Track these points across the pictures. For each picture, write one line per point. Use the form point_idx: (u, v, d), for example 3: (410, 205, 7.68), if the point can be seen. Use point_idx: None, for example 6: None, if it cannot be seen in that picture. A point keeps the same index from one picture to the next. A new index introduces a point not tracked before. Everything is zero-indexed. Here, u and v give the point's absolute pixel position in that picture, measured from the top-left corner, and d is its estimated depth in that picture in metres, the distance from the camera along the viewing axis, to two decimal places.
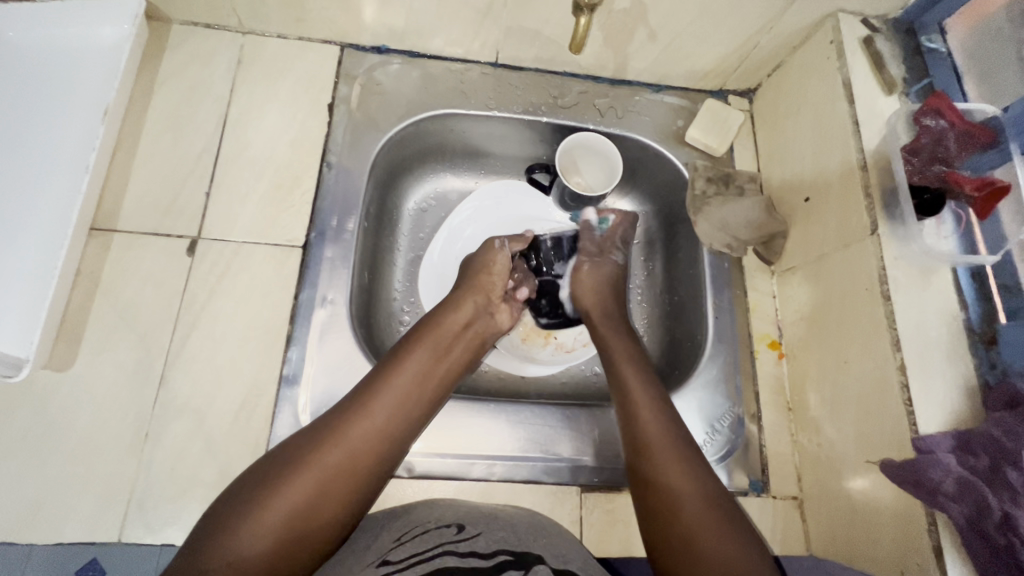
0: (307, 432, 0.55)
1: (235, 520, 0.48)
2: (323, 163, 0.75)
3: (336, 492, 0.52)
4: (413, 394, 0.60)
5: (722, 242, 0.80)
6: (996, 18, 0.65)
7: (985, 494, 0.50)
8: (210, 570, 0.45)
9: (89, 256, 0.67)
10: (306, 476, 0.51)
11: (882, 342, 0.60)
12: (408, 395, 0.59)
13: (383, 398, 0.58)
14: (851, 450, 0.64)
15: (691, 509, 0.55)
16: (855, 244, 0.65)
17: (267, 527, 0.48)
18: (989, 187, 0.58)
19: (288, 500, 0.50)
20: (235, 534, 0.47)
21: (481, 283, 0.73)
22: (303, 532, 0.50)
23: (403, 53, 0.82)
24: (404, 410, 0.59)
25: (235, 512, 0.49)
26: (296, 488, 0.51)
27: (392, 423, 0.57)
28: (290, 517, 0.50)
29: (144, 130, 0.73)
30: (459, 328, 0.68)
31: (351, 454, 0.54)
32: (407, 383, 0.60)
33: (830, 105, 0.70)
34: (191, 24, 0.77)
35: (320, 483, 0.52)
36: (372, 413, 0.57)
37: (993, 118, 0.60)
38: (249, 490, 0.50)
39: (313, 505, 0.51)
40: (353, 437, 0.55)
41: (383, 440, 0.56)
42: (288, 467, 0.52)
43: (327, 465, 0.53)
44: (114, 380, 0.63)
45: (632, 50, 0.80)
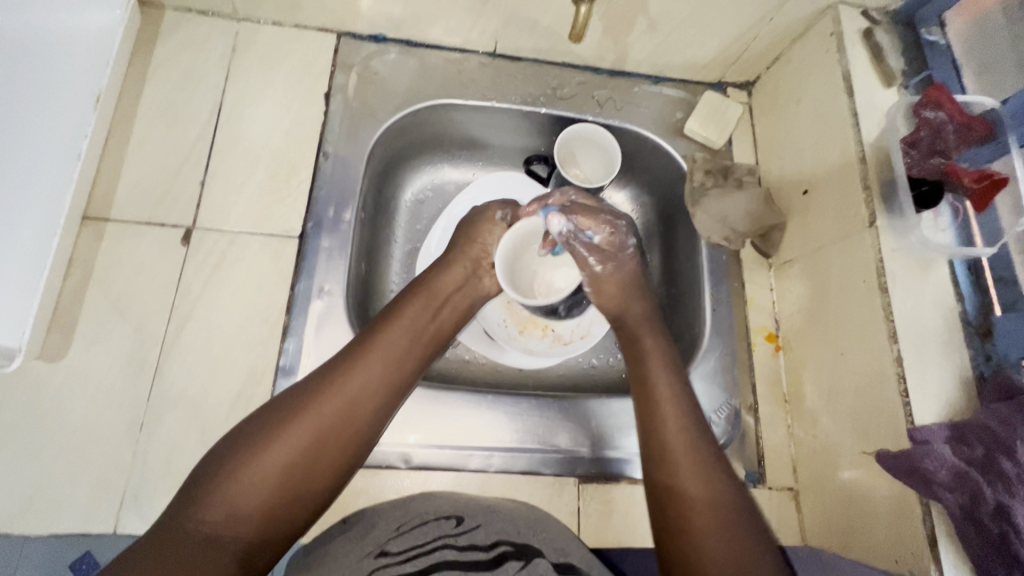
0: (296, 390, 0.54)
1: (229, 473, 0.49)
2: (320, 153, 0.74)
3: (329, 447, 0.52)
4: (405, 347, 0.60)
5: (719, 234, 0.80)
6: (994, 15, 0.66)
7: (979, 483, 0.50)
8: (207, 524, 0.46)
9: (83, 245, 0.66)
10: (296, 431, 0.51)
11: (879, 334, 0.60)
12: (400, 348, 0.59)
13: (372, 357, 0.57)
14: (847, 441, 0.64)
15: (707, 523, 0.52)
16: (853, 236, 0.65)
17: (261, 481, 0.49)
18: (988, 178, 0.57)
19: (282, 454, 0.50)
20: (229, 488, 0.48)
21: (470, 245, 0.70)
22: (298, 486, 0.50)
23: (401, 42, 0.81)
24: (395, 369, 0.58)
25: (228, 466, 0.49)
26: (288, 443, 0.50)
27: (383, 381, 0.57)
28: (285, 471, 0.50)
29: (137, 117, 0.72)
30: (450, 291, 0.66)
31: (343, 411, 0.54)
32: (396, 344, 0.59)
33: (829, 97, 0.70)
34: (184, 11, 0.75)
35: (313, 438, 0.51)
36: (365, 365, 0.56)
37: (991, 111, 0.60)
38: (240, 444, 0.50)
39: (307, 459, 0.51)
40: (343, 394, 0.54)
41: (373, 398, 0.56)
42: (280, 422, 0.52)
43: (320, 416, 0.52)
44: (109, 371, 0.62)
45: (631, 40, 0.79)
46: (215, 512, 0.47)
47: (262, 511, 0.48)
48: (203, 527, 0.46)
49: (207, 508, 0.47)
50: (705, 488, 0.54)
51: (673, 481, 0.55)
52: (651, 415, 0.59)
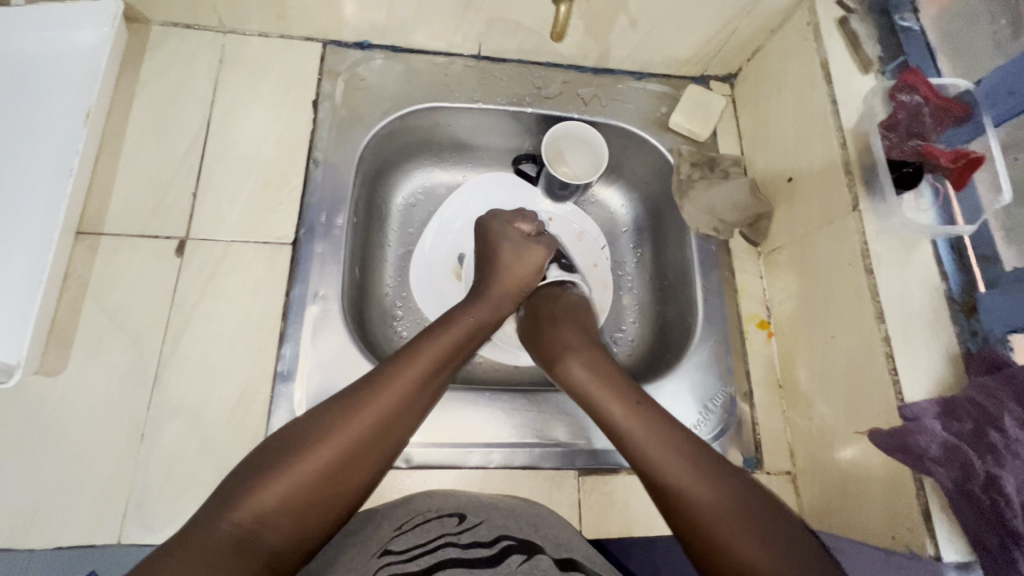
0: (328, 407, 0.55)
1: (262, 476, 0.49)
2: (310, 160, 0.75)
3: (361, 461, 0.53)
4: (436, 369, 0.60)
5: (708, 225, 0.81)
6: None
7: (969, 455, 0.51)
8: (234, 522, 0.47)
9: (77, 260, 0.66)
10: (331, 446, 0.52)
11: (867, 314, 0.61)
12: (431, 370, 0.60)
13: (406, 375, 0.58)
14: (841, 423, 0.65)
15: (716, 518, 0.51)
16: (838, 220, 0.66)
17: (294, 488, 0.49)
18: (963, 158, 0.60)
19: (314, 462, 0.51)
20: (256, 493, 0.48)
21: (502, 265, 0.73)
22: (328, 497, 0.51)
23: (386, 48, 0.82)
24: (425, 388, 0.59)
25: (263, 472, 0.50)
26: (321, 456, 0.51)
27: (414, 401, 0.58)
28: (315, 481, 0.50)
29: (128, 131, 0.72)
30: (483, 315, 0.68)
31: (376, 427, 0.54)
32: (430, 362, 0.60)
33: (810, 86, 0.72)
34: (170, 24, 0.76)
35: (346, 451, 0.52)
36: (397, 385, 0.57)
37: (966, 92, 0.62)
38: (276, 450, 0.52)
39: (337, 471, 0.52)
40: (379, 410, 0.55)
41: (401, 417, 0.56)
42: (317, 432, 0.53)
43: (355, 429, 0.53)
44: (108, 383, 0.63)
45: (613, 38, 0.80)
46: (246, 514, 0.47)
47: (284, 520, 0.49)
48: (234, 531, 0.46)
49: (237, 511, 0.47)
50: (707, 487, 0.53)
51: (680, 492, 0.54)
52: (628, 443, 0.59)
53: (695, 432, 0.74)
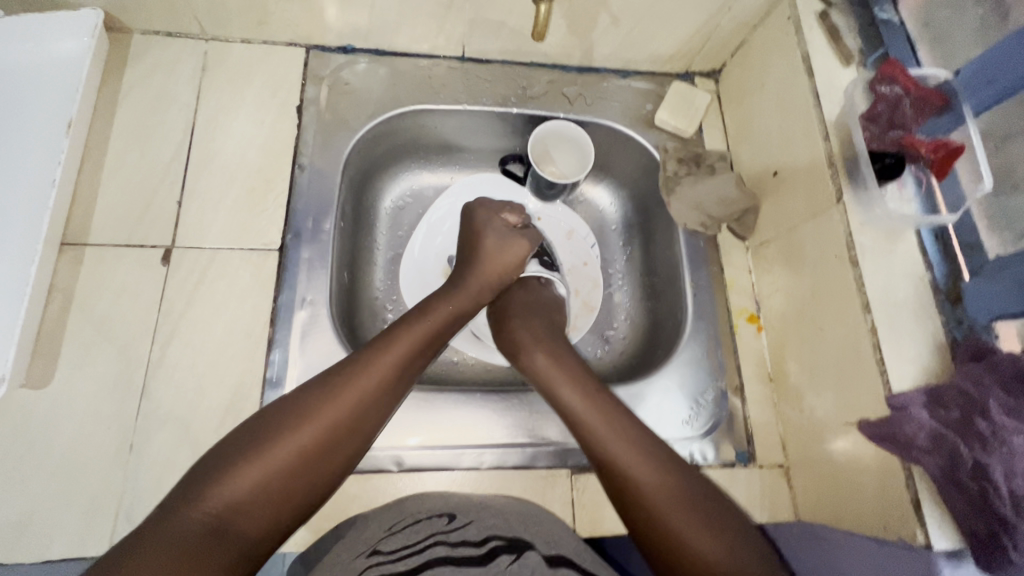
0: (303, 391, 0.55)
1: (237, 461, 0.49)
2: (295, 165, 0.75)
3: (336, 445, 0.53)
4: (411, 357, 0.60)
5: (696, 221, 0.81)
6: None
7: (957, 443, 0.51)
8: (204, 510, 0.46)
9: (62, 271, 0.66)
10: (306, 429, 0.52)
11: (853, 305, 0.61)
12: (407, 357, 0.60)
13: (383, 360, 0.58)
14: (831, 415, 0.65)
15: (670, 508, 0.52)
16: (823, 213, 0.66)
17: (268, 473, 0.49)
18: (943, 149, 0.60)
19: (288, 448, 0.51)
20: (229, 482, 0.48)
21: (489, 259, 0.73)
22: (303, 481, 0.51)
23: (370, 52, 0.82)
24: (404, 373, 0.59)
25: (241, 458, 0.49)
26: (295, 440, 0.51)
27: (392, 385, 0.58)
28: (290, 468, 0.50)
29: (111, 141, 0.72)
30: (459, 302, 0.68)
31: (353, 411, 0.54)
32: (408, 347, 0.60)
33: (792, 80, 0.72)
34: (152, 33, 0.76)
35: (320, 437, 0.52)
36: (373, 372, 0.57)
37: (945, 83, 0.62)
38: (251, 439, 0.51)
39: (311, 457, 0.51)
40: (355, 394, 0.55)
41: (376, 403, 0.56)
42: (292, 418, 0.52)
43: (330, 415, 0.53)
44: (95, 394, 0.62)
45: (596, 36, 0.80)
46: (220, 498, 0.47)
47: (256, 507, 0.48)
48: (209, 516, 0.46)
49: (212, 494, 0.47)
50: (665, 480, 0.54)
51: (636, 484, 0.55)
52: (592, 437, 0.59)
53: (687, 428, 0.74)
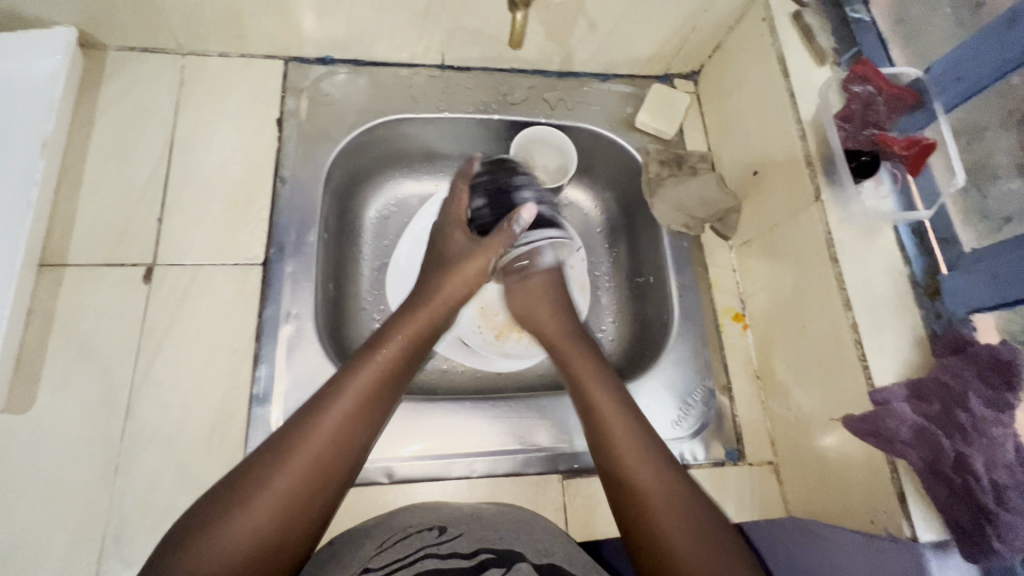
0: (250, 464, 0.52)
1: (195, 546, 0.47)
2: (277, 178, 0.75)
3: (304, 504, 0.51)
4: (395, 375, 0.60)
5: (680, 222, 0.82)
6: None
7: (939, 436, 0.52)
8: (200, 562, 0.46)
9: (42, 293, 0.65)
10: (265, 499, 0.50)
11: (835, 302, 0.62)
12: (390, 376, 0.60)
13: (341, 406, 0.56)
14: (817, 411, 0.66)
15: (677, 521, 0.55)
16: (802, 211, 0.67)
17: (230, 555, 0.47)
18: (917, 146, 0.60)
19: (282, 486, 0.51)
20: (224, 528, 0.48)
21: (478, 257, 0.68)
22: (277, 552, 0.49)
23: (349, 62, 0.82)
24: (366, 416, 0.57)
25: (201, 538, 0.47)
26: (265, 501, 0.49)
27: (355, 432, 0.56)
28: (286, 504, 0.50)
29: (88, 159, 0.71)
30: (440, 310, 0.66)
31: (314, 469, 0.52)
32: (374, 383, 0.58)
33: (768, 81, 0.73)
34: (127, 49, 0.75)
35: (313, 469, 0.52)
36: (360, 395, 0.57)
37: (917, 81, 0.63)
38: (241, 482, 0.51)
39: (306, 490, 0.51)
40: (315, 453, 0.53)
41: (365, 427, 0.56)
42: (282, 454, 0.52)
43: (321, 446, 0.53)
44: (78, 416, 0.62)
45: (575, 41, 0.81)
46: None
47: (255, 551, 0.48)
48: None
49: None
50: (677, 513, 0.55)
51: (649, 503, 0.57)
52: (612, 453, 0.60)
53: (676, 428, 0.74)
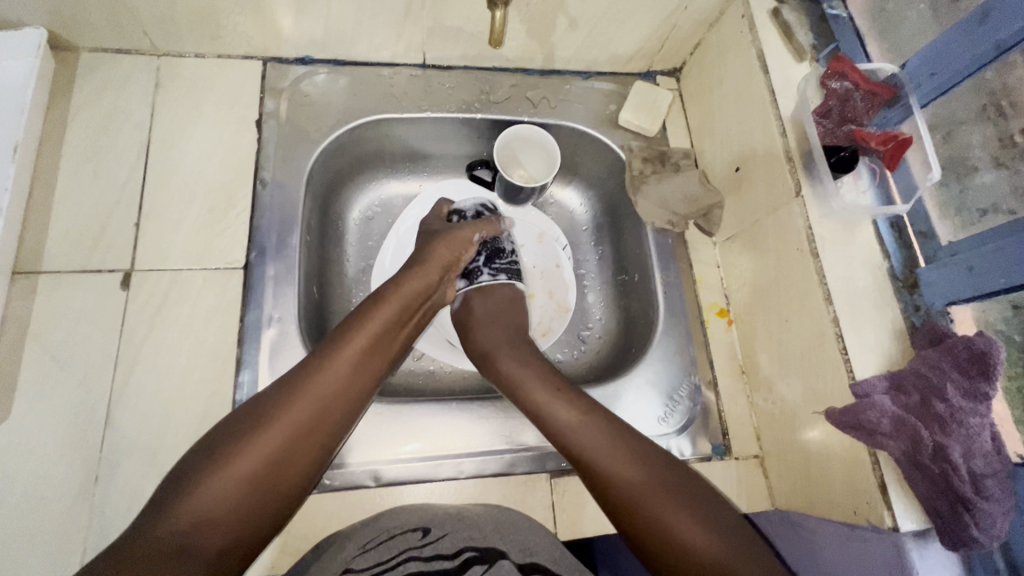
0: (252, 408, 0.56)
1: (195, 484, 0.51)
2: (257, 180, 0.74)
3: (298, 449, 0.55)
4: (372, 349, 0.62)
5: (663, 219, 0.82)
6: None
7: (918, 428, 0.53)
8: (179, 522, 0.49)
9: (15, 301, 0.63)
10: (263, 444, 0.54)
11: (816, 297, 0.63)
12: (367, 349, 0.62)
13: (324, 380, 0.58)
14: (800, 404, 0.67)
15: (655, 503, 0.55)
16: (783, 207, 0.68)
17: (228, 493, 0.51)
18: (893, 140, 0.61)
19: (255, 454, 0.53)
20: (201, 490, 0.50)
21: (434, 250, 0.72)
22: (268, 494, 0.53)
23: (329, 62, 0.81)
24: (361, 378, 0.61)
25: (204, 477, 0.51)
26: (239, 466, 0.52)
27: (351, 393, 0.60)
28: (260, 470, 0.53)
29: (61, 164, 0.70)
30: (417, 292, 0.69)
31: (311, 421, 0.56)
32: (352, 358, 0.61)
33: (748, 77, 0.73)
34: (100, 50, 0.74)
35: (286, 438, 0.55)
36: (335, 368, 0.59)
37: (893, 76, 0.64)
38: (219, 443, 0.53)
39: (278, 459, 0.54)
40: (311, 405, 0.57)
41: (341, 399, 0.59)
42: (258, 420, 0.55)
43: (294, 415, 0.56)
44: (55, 426, 0.60)
45: (556, 39, 0.81)
46: (184, 521, 0.49)
47: (230, 515, 0.51)
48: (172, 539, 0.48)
49: (174, 517, 0.49)
50: (641, 470, 0.58)
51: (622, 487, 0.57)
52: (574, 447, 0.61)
53: (663, 424, 0.75)
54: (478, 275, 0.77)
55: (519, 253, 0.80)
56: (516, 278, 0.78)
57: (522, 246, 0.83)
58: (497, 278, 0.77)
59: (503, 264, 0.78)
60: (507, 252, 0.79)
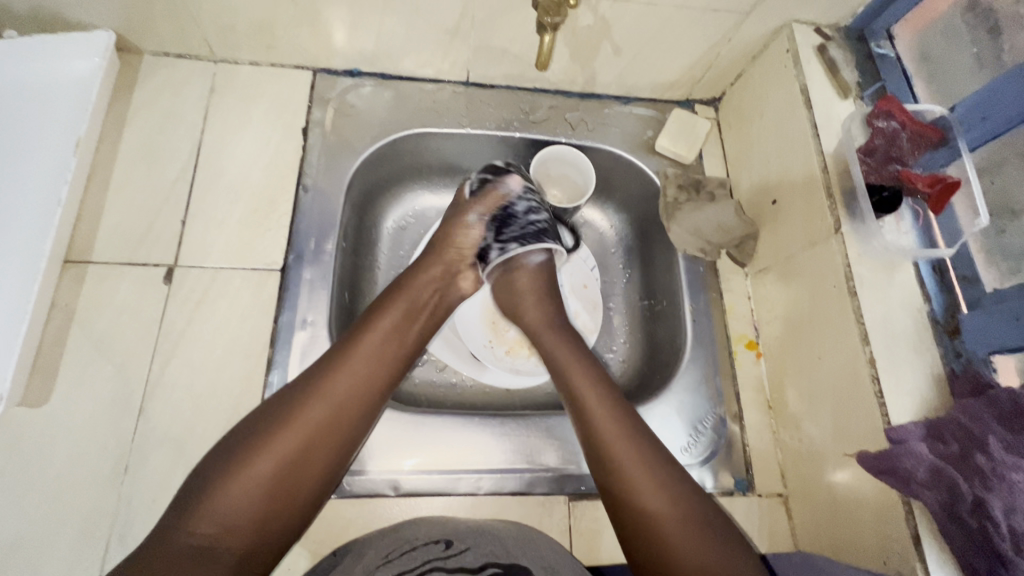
0: (270, 410, 0.56)
1: (211, 492, 0.51)
2: (299, 186, 0.76)
3: (312, 459, 0.55)
4: (385, 354, 0.62)
5: (696, 246, 0.82)
6: (949, 17, 0.68)
7: (956, 479, 0.51)
8: (200, 530, 0.49)
9: (64, 289, 0.66)
10: (279, 446, 0.54)
11: (852, 336, 0.61)
12: (381, 353, 0.62)
13: (337, 388, 0.58)
14: (829, 444, 0.65)
15: (675, 528, 0.55)
16: (821, 243, 0.67)
17: (249, 498, 0.51)
18: (940, 183, 0.61)
19: (269, 465, 0.53)
20: (220, 500, 0.51)
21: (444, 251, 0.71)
22: (287, 501, 0.54)
23: (376, 75, 0.83)
24: (379, 376, 0.61)
25: (224, 480, 0.51)
26: (255, 474, 0.52)
27: (366, 388, 0.60)
28: (274, 479, 0.53)
29: (117, 160, 0.73)
30: (431, 292, 0.69)
31: (327, 421, 0.57)
32: (369, 357, 0.61)
33: (791, 111, 0.73)
34: (162, 54, 0.77)
35: (297, 446, 0.54)
36: (348, 369, 0.59)
37: (941, 118, 0.63)
38: (239, 447, 0.54)
39: (292, 467, 0.54)
40: (325, 408, 0.57)
41: (352, 405, 0.58)
42: (271, 426, 0.55)
43: (306, 422, 0.55)
44: (92, 413, 0.62)
45: (599, 64, 0.82)
46: (206, 526, 0.50)
47: (248, 522, 0.51)
48: (198, 544, 0.49)
49: (197, 523, 0.50)
50: (661, 494, 0.57)
51: (645, 505, 0.56)
52: (603, 446, 0.60)
53: (686, 455, 0.73)
54: (489, 253, 0.72)
55: (534, 214, 0.73)
56: (532, 242, 0.72)
57: (541, 201, 0.75)
58: (508, 251, 0.72)
59: (514, 233, 0.72)
60: (519, 216, 0.73)
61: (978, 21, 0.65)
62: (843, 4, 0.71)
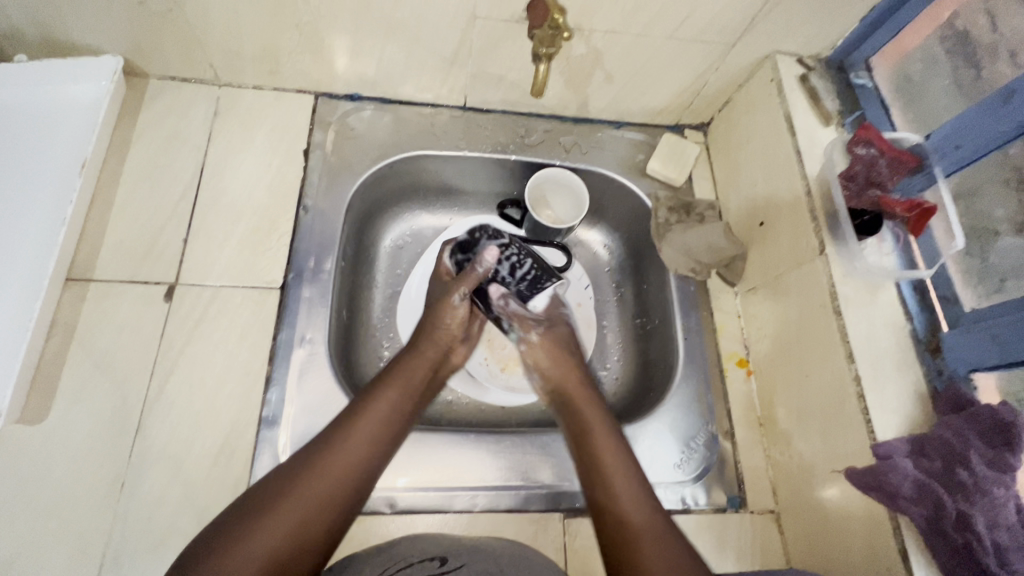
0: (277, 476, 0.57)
1: (220, 553, 0.50)
2: (300, 206, 0.78)
3: (316, 520, 0.54)
4: (389, 417, 0.64)
5: (686, 266, 0.84)
6: (924, 48, 0.71)
7: (941, 494, 0.53)
8: None
9: (66, 306, 0.67)
10: (288, 506, 0.54)
11: (837, 353, 0.63)
12: (386, 417, 0.63)
13: (345, 448, 0.59)
14: (818, 461, 0.67)
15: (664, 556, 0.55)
16: (806, 263, 0.69)
17: (255, 556, 0.50)
18: (918, 208, 0.63)
19: (277, 525, 0.52)
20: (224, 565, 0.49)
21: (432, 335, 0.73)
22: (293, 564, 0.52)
23: (376, 99, 0.86)
24: (383, 438, 0.62)
25: (228, 541, 0.50)
26: (262, 536, 0.51)
27: (370, 450, 0.61)
28: (280, 540, 0.52)
29: (122, 180, 0.74)
30: (430, 362, 0.71)
31: (333, 482, 0.57)
32: (375, 420, 0.62)
33: (775, 137, 0.76)
34: (168, 78, 0.79)
35: (304, 507, 0.54)
36: (354, 432, 0.61)
37: (918, 145, 0.67)
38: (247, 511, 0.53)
39: (298, 528, 0.53)
40: (333, 468, 0.58)
41: (358, 466, 0.59)
42: (281, 489, 0.55)
43: (314, 484, 0.56)
44: (90, 429, 0.63)
45: (591, 90, 0.85)
46: None
47: None
48: None
49: None
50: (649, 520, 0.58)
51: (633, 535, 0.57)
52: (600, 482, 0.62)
53: (678, 471, 0.74)
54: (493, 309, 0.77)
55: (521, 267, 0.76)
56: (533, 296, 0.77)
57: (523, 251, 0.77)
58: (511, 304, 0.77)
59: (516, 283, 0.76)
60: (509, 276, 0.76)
61: (957, 49, 0.67)
62: (822, 37, 0.75)
